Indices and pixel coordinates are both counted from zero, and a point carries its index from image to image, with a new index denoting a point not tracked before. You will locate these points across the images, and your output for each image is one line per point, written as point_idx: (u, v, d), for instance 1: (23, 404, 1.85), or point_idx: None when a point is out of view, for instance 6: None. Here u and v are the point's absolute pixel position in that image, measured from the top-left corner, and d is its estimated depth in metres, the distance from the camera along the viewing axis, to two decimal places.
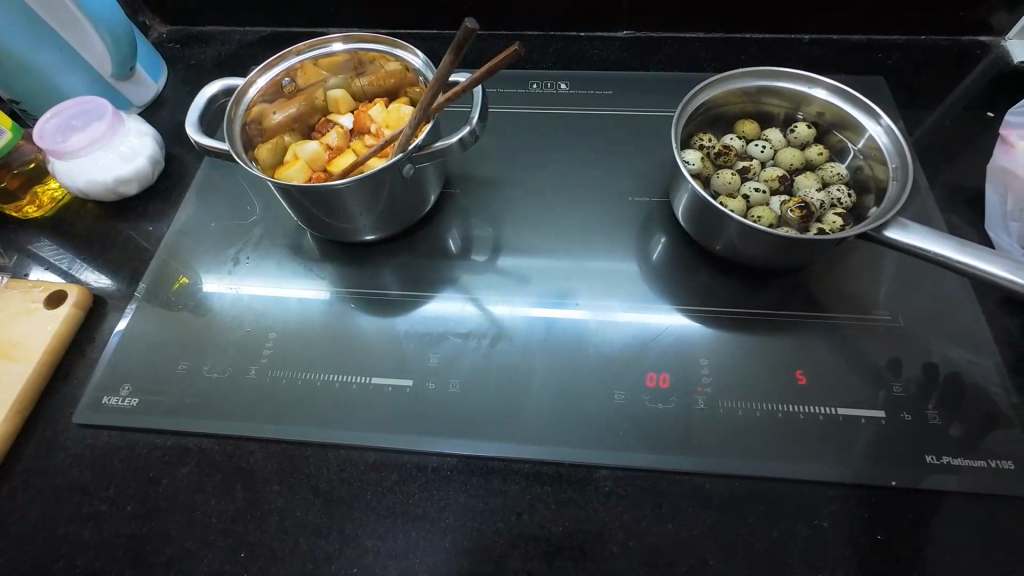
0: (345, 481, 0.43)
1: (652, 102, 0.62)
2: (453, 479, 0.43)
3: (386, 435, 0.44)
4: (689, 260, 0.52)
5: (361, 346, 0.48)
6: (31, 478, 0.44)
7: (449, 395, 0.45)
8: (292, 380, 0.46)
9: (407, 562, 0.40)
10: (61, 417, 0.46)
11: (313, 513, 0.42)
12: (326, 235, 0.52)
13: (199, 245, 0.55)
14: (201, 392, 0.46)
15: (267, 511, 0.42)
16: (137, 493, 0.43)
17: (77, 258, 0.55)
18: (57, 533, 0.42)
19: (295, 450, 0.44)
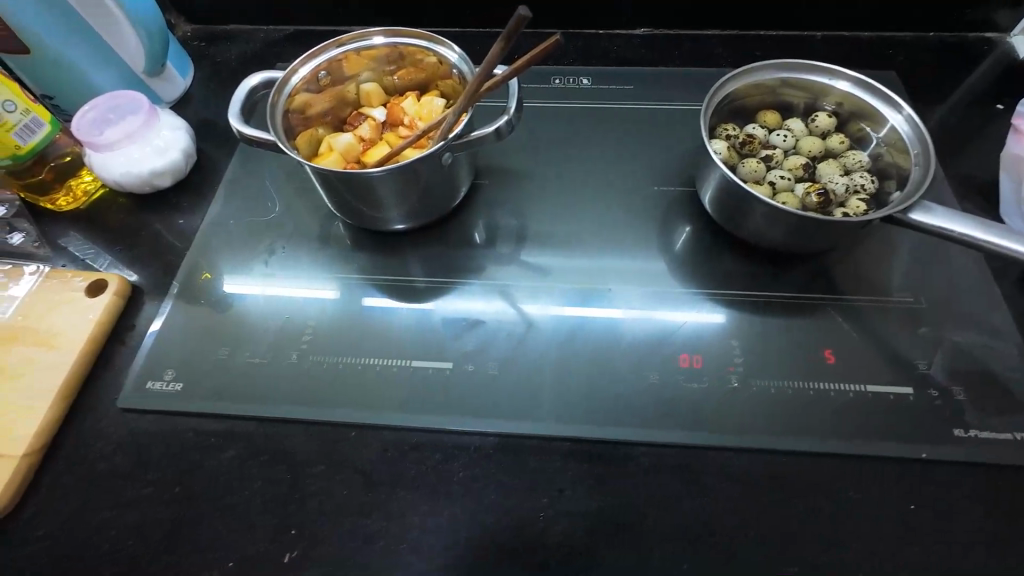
0: (388, 461, 0.44)
1: (673, 97, 0.64)
2: (494, 458, 0.44)
3: (428, 416, 0.45)
4: (715, 247, 0.53)
5: (399, 331, 0.49)
6: (71, 461, 0.44)
7: (488, 377, 0.46)
8: (332, 364, 0.47)
9: (452, 538, 0.41)
10: (99, 402, 0.46)
11: (357, 491, 0.42)
12: (354, 221, 0.52)
13: (229, 238, 0.56)
14: (243, 376, 0.47)
15: (312, 492, 0.42)
16: (181, 475, 0.43)
17: (111, 251, 0.56)
18: (100, 517, 0.42)
19: (338, 432, 0.45)
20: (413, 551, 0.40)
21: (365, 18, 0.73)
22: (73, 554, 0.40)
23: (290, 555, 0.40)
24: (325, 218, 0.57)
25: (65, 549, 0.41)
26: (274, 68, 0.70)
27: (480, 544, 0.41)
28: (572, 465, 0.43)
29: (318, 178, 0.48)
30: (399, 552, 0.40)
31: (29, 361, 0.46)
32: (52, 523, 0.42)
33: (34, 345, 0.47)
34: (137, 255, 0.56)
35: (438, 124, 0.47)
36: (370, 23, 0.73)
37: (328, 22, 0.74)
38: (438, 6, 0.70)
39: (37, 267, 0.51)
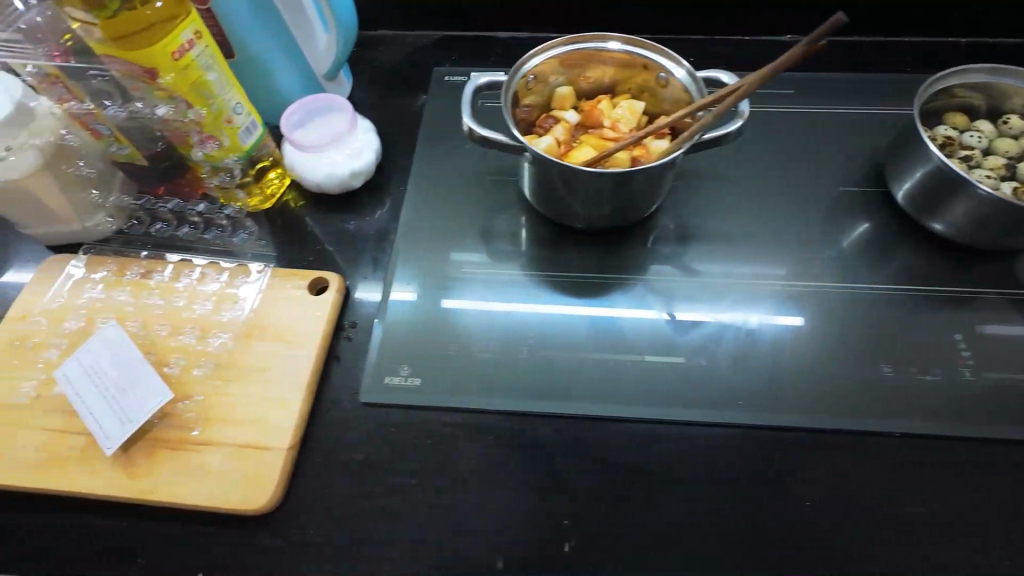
0: (643, 452, 0.44)
1: (846, 101, 0.64)
2: (747, 449, 0.44)
3: (674, 409, 0.46)
4: (914, 245, 0.54)
5: (624, 327, 0.50)
6: (327, 456, 0.44)
7: (724, 371, 0.48)
8: (568, 358, 0.48)
9: (725, 527, 0.41)
10: (340, 399, 0.47)
11: (620, 483, 0.43)
12: (545, 209, 0.55)
13: (428, 234, 0.56)
14: (481, 371, 0.48)
15: (575, 484, 0.43)
16: (442, 468, 0.44)
17: (303, 247, 0.55)
18: (363, 512, 0.42)
19: (586, 425, 0.45)
20: (680, 544, 0.41)
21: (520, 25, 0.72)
22: (344, 544, 0.41)
23: (573, 544, 0.41)
24: (500, 212, 0.58)
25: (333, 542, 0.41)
26: (426, 70, 0.70)
27: (744, 536, 0.41)
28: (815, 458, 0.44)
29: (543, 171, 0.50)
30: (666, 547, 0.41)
31: (271, 356, 0.46)
32: (315, 515, 0.42)
33: (271, 340, 0.47)
34: (334, 250, 0.55)
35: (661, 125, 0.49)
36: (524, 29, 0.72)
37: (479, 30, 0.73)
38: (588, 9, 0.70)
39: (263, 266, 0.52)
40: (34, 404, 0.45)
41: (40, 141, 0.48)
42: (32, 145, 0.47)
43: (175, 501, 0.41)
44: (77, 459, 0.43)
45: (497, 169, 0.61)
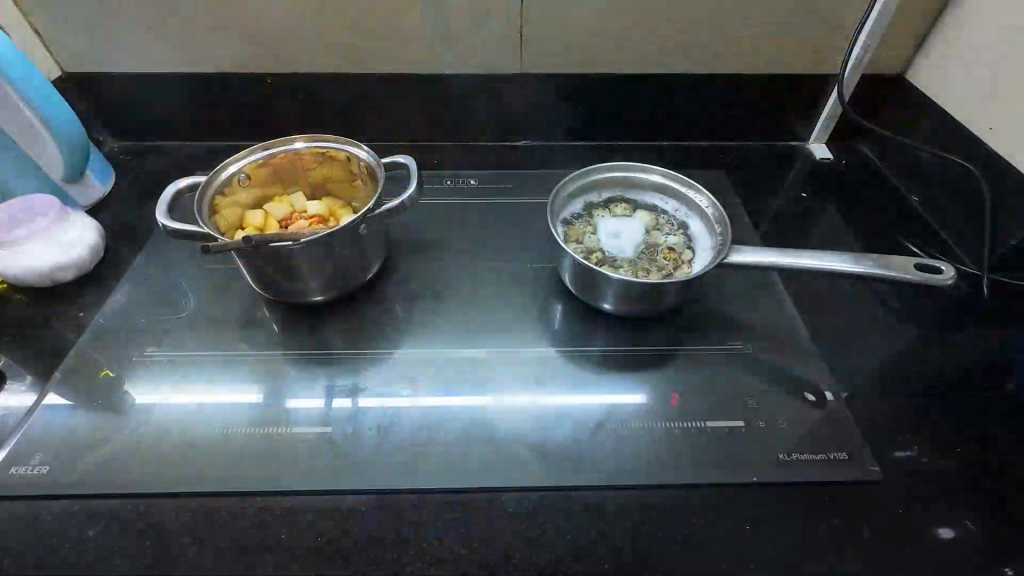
0: (846, 434, 0.50)
1: (976, 108, 0.68)
2: (919, 420, 0.52)
3: (843, 387, 0.55)
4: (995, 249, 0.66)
5: (779, 323, 0.60)
6: (573, 457, 0.48)
7: (868, 354, 0.58)
8: (744, 347, 0.57)
9: (938, 495, 0.47)
10: (563, 402, 0.52)
11: (840, 464, 0.48)
12: (679, 207, 0.64)
13: (602, 242, 0.60)
14: (680, 366, 0.55)
15: (804, 469, 0.48)
16: (681, 465, 0.48)
17: (490, 274, 0.65)
18: (613, 517, 0.45)
19: (787, 406, 0.52)
20: (906, 530, 0.45)
21: (650, 38, 0.73)
22: (603, 549, 0.43)
23: (819, 525, 0.45)
24: (655, 229, 0.62)
25: (596, 549, 0.43)
26: (550, 113, 0.81)
27: (954, 504, 0.47)
28: (991, 448, 0.51)
29: (671, 190, 0.64)
30: (894, 532, 0.45)
31: (498, 360, 0.55)
32: (567, 521, 0.45)
33: (491, 349, 0.56)
34: (515, 274, 0.65)
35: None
36: (652, 42, 0.74)
37: (609, 44, 0.74)
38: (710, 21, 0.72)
39: (469, 279, 0.65)
40: (289, 427, 0.49)
41: (245, 242, 0.49)
42: (237, 243, 0.49)
43: (453, 505, 0.45)
44: (344, 472, 0.46)
45: (647, 179, 0.65)
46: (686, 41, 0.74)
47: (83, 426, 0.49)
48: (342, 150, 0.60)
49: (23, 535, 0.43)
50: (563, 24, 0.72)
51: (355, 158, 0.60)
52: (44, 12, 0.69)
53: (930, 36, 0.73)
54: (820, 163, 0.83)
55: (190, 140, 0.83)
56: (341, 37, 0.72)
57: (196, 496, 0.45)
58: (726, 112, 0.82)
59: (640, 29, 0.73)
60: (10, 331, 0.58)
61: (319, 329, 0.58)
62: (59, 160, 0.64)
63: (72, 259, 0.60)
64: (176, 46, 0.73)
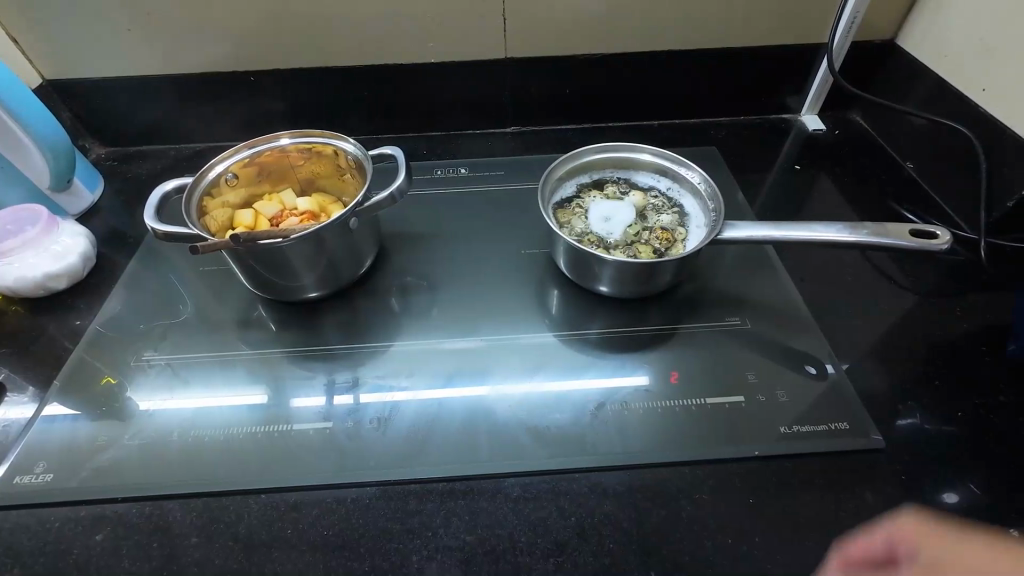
0: (847, 407, 0.50)
1: (970, 71, 0.67)
2: (918, 389, 0.52)
3: (844, 360, 0.54)
4: (1001, 212, 0.64)
5: (778, 298, 0.60)
6: (575, 443, 0.48)
7: (866, 325, 0.58)
8: (746, 323, 0.57)
9: (938, 463, 0.47)
10: (563, 388, 0.52)
11: (842, 438, 0.48)
12: (670, 183, 0.64)
13: (593, 226, 0.60)
14: (681, 344, 0.55)
15: (804, 445, 0.48)
16: (682, 446, 0.48)
17: (484, 263, 0.64)
18: (618, 498, 0.45)
19: (791, 380, 0.52)
20: (911, 496, 0.45)
21: (636, 17, 0.73)
22: (607, 530, 0.44)
23: (819, 496, 0.46)
24: (646, 208, 0.62)
25: (601, 531, 0.43)
26: (537, 97, 0.80)
27: (954, 471, 0.47)
28: (994, 413, 0.50)
29: (662, 169, 0.64)
30: (899, 502, 0.45)
31: (497, 349, 0.55)
32: (572, 504, 0.45)
33: (490, 337, 0.56)
34: (511, 264, 0.64)
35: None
36: (638, 21, 0.73)
37: (594, 25, 0.73)
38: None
39: (464, 269, 0.64)
40: (288, 426, 0.49)
41: (235, 242, 0.49)
42: (226, 243, 0.48)
43: (454, 495, 0.45)
44: (348, 465, 0.46)
45: (635, 159, 0.64)
46: (673, 17, 0.73)
47: (82, 433, 0.49)
48: (326, 144, 0.60)
49: (32, 544, 0.43)
50: (547, 6, 0.71)
51: (337, 152, 0.59)
52: (22, 20, 0.69)
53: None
54: (813, 135, 0.82)
55: (177, 143, 0.83)
56: (323, 31, 0.71)
57: (200, 498, 0.45)
58: (718, 88, 0.81)
59: (624, 10, 0.72)
60: (7, 343, 0.58)
61: (316, 326, 0.58)
62: (46, 168, 0.64)
63: (63, 268, 0.60)
64: (157, 48, 0.72)
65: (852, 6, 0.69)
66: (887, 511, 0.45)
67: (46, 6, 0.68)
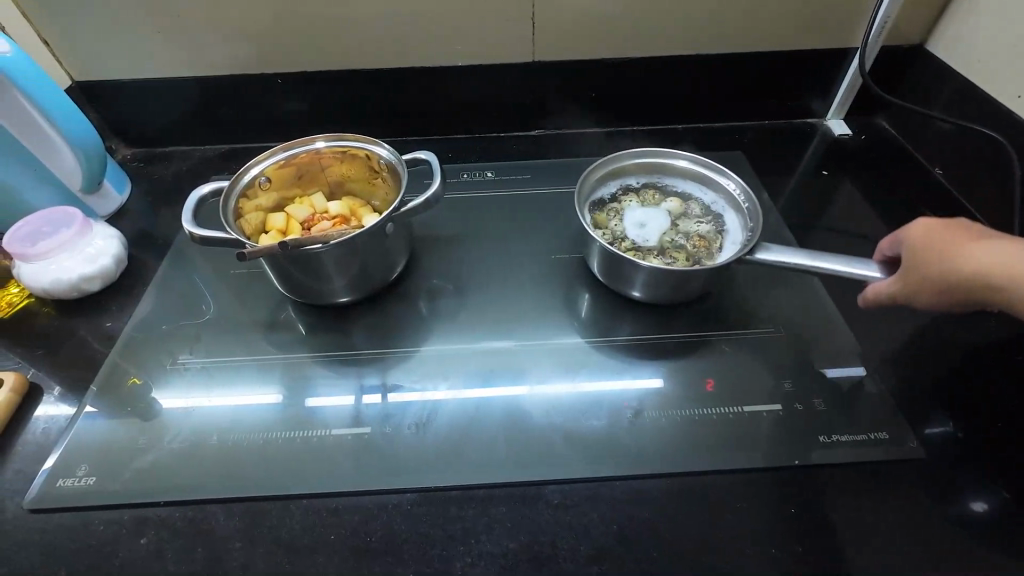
0: (884, 416, 0.50)
1: (1001, 76, 0.66)
2: (955, 397, 0.52)
3: (879, 368, 0.54)
4: None
5: (811, 305, 0.60)
6: (613, 450, 0.48)
7: (900, 333, 0.58)
8: (780, 331, 0.57)
9: (978, 473, 0.47)
10: (600, 394, 0.52)
11: (881, 447, 0.48)
12: (698, 189, 0.64)
13: (627, 232, 0.60)
14: (716, 351, 0.55)
15: (843, 454, 0.48)
16: (720, 455, 0.47)
17: (514, 267, 0.64)
18: (658, 505, 0.45)
19: (827, 389, 0.52)
20: (952, 506, 0.45)
21: (663, 20, 0.73)
22: (648, 538, 0.44)
23: (860, 505, 0.46)
24: (678, 214, 0.62)
25: (642, 539, 0.44)
26: (562, 100, 0.80)
27: (994, 480, 0.47)
28: None
29: (690, 174, 0.64)
30: (940, 512, 0.45)
31: (532, 354, 0.55)
32: (613, 511, 0.45)
33: (523, 343, 0.56)
34: (541, 269, 0.64)
35: (944, 243, 0.47)
36: (666, 24, 0.73)
37: (622, 28, 0.73)
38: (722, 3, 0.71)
39: (494, 274, 0.64)
40: (328, 431, 0.49)
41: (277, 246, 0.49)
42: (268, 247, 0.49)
43: (495, 502, 0.45)
44: (389, 470, 0.47)
45: (664, 165, 0.65)
46: (701, 21, 0.73)
47: (122, 436, 0.49)
48: (359, 148, 0.60)
49: (77, 547, 0.43)
50: (575, 9, 0.71)
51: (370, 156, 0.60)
52: (53, 21, 0.69)
53: (949, 3, 0.72)
54: (838, 140, 0.82)
55: (202, 144, 0.83)
56: (352, 33, 0.72)
57: (242, 502, 0.45)
58: (724, 89, 0.80)
59: (652, 13, 0.72)
60: (42, 344, 0.58)
61: (349, 330, 0.58)
62: (77, 168, 0.64)
63: (96, 270, 0.60)
64: (185, 49, 0.72)
65: (883, 10, 0.69)
66: (929, 520, 0.45)
67: (78, 8, 0.68)
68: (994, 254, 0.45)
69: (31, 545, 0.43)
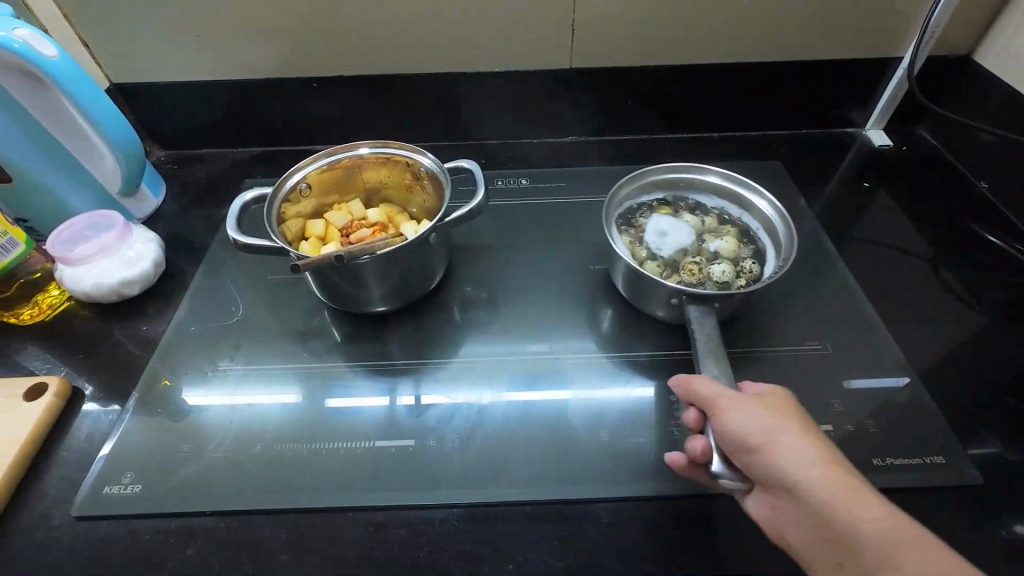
0: (938, 439, 0.49)
1: None
2: (1009, 421, 0.51)
3: (930, 389, 0.53)
4: None
5: (857, 322, 0.58)
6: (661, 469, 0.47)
7: (949, 352, 0.56)
8: (827, 348, 0.56)
9: None
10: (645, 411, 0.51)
11: (935, 472, 0.47)
12: (726, 204, 0.63)
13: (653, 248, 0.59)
14: (761, 368, 0.54)
15: (897, 478, 0.47)
16: None
17: (552, 277, 0.64)
18: (708, 527, 0.45)
19: (878, 410, 0.51)
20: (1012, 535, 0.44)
21: (704, 28, 0.71)
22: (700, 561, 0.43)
23: None
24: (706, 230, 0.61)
25: (693, 562, 0.43)
26: (598, 107, 0.79)
27: None
28: None
29: (718, 190, 0.63)
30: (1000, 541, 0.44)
31: (574, 368, 0.54)
32: (662, 532, 0.44)
33: (564, 356, 0.56)
34: (579, 280, 0.63)
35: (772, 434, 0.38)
36: (707, 32, 0.72)
37: (661, 36, 0.72)
38: (766, 11, 0.70)
39: (531, 283, 0.63)
40: (370, 443, 0.48)
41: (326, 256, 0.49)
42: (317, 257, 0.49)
43: (542, 520, 0.45)
44: (433, 484, 0.46)
45: (693, 179, 0.64)
46: (742, 29, 0.72)
47: (165, 444, 0.49)
48: (397, 155, 0.59)
49: (124, 555, 0.43)
50: (616, 17, 0.70)
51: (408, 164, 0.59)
52: (93, 24, 0.69)
53: (1001, 13, 0.70)
54: (878, 151, 0.81)
55: (235, 147, 0.83)
56: (389, 39, 0.71)
57: (287, 514, 0.45)
58: (766, 98, 0.79)
59: (694, 21, 0.71)
60: (82, 348, 0.58)
61: (387, 339, 0.58)
62: (118, 169, 0.64)
63: (135, 275, 0.60)
64: (222, 53, 0.72)
65: (932, 20, 0.67)
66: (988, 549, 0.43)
67: (118, 11, 0.68)
68: (792, 451, 0.37)
69: (79, 552, 0.44)
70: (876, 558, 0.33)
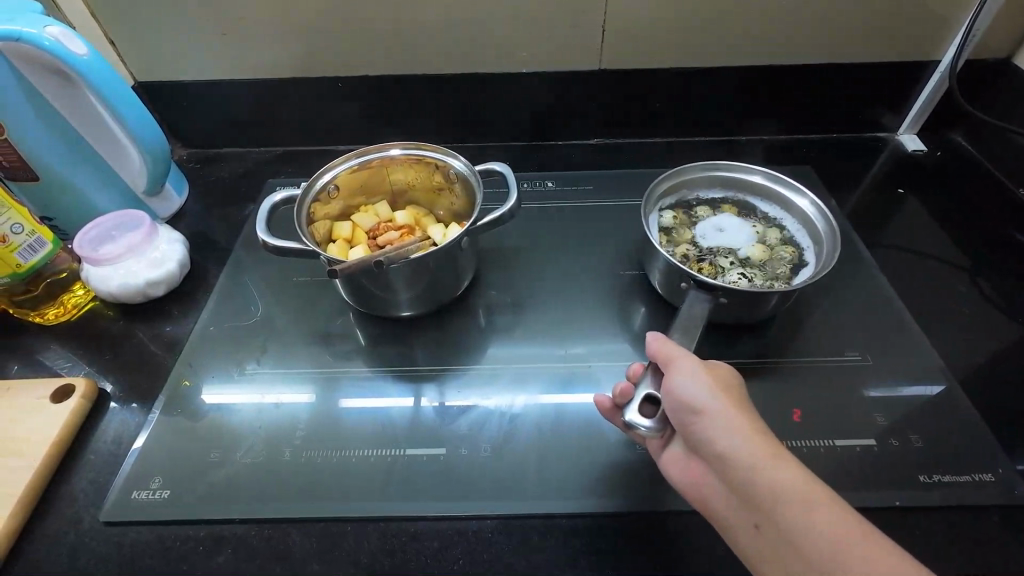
0: (988, 455, 0.47)
1: None
2: None
3: (976, 403, 0.51)
4: None
5: (898, 332, 0.57)
6: None
7: (994, 365, 0.55)
8: (868, 359, 0.54)
9: None
10: None
11: (986, 489, 0.45)
12: (764, 207, 0.62)
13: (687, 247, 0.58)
14: (799, 379, 0.53)
15: (946, 496, 0.45)
16: None
17: (581, 282, 0.63)
18: None
19: (923, 424, 0.49)
20: None
21: (736, 30, 0.70)
22: None
23: (968, 552, 0.43)
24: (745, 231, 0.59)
25: None
26: (625, 109, 0.78)
27: None
28: None
29: (758, 190, 0.62)
30: None
31: (608, 376, 0.53)
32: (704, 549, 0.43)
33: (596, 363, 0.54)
34: (609, 285, 0.62)
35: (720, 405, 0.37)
36: (739, 34, 0.71)
37: (692, 37, 0.71)
38: (800, 13, 0.68)
39: (561, 288, 0.62)
40: (402, 451, 0.48)
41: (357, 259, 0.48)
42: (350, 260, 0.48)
43: (579, 532, 0.44)
44: (467, 494, 0.45)
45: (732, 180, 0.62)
46: (775, 31, 0.70)
47: (194, 448, 0.48)
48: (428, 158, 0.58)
49: (155, 562, 0.43)
50: (646, 18, 0.69)
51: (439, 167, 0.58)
52: (120, 22, 0.69)
53: None
54: (911, 156, 0.79)
55: (258, 147, 0.82)
56: (416, 39, 0.70)
57: (318, 522, 0.44)
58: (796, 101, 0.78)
59: (726, 23, 0.69)
60: (108, 349, 0.57)
61: (416, 343, 0.57)
62: (144, 170, 0.63)
63: (161, 276, 0.60)
64: (248, 53, 0.72)
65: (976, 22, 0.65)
66: None
67: (145, 10, 0.68)
68: (729, 421, 0.36)
69: (109, 558, 0.43)
70: (787, 523, 0.33)
